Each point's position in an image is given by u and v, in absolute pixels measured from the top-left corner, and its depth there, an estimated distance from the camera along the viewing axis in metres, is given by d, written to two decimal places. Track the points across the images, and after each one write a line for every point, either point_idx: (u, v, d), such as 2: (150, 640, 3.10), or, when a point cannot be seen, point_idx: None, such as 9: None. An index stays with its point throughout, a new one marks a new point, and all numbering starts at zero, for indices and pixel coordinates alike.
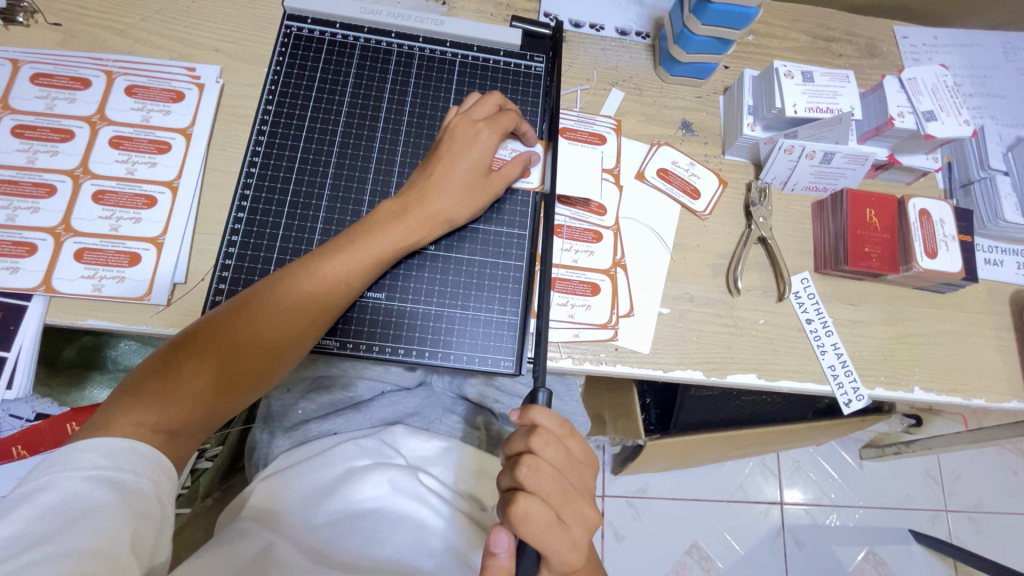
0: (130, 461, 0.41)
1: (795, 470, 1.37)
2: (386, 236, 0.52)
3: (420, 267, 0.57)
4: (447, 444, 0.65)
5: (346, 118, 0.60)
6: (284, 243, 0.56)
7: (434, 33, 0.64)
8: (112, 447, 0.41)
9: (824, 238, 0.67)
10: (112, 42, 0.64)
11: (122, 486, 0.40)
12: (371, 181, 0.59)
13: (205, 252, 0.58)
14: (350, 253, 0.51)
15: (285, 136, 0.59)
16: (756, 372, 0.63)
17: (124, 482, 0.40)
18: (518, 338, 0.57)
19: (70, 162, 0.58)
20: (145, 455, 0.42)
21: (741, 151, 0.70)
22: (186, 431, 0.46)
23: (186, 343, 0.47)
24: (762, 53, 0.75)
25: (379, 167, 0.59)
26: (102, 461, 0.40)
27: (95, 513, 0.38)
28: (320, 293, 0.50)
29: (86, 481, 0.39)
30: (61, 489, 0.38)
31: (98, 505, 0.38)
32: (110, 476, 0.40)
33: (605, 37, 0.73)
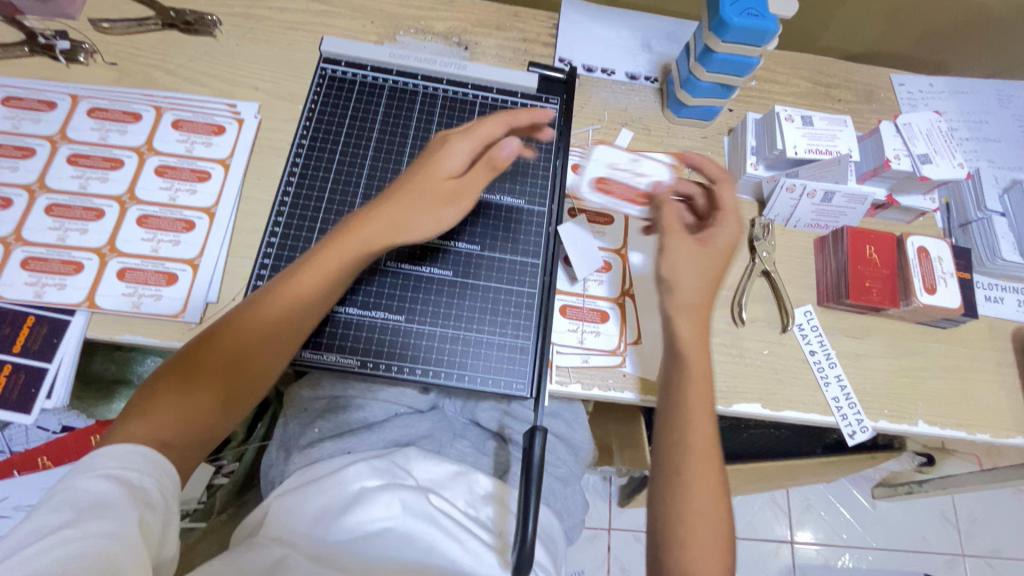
0: (134, 461, 0.41)
1: (805, 508, 1.36)
2: (351, 243, 0.52)
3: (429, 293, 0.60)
4: (460, 467, 0.67)
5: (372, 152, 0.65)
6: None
7: (457, 75, 0.69)
8: (116, 450, 0.41)
9: (826, 273, 0.70)
10: (162, 80, 0.70)
11: (130, 481, 0.40)
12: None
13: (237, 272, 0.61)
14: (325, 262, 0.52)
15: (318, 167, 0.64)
16: (760, 402, 0.65)
17: (132, 479, 0.40)
18: (532, 362, 0.59)
19: (118, 189, 0.63)
20: (148, 456, 0.42)
21: (745, 188, 0.73)
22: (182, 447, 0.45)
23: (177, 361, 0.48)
24: (764, 98, 0.79)
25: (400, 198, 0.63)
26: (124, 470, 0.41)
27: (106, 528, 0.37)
28: (304, 300, 0.51)
29: (93, 478, 0.39)
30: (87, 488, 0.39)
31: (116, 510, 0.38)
32: (117, 473, 0.40)
33: (616, 81, 0.78)
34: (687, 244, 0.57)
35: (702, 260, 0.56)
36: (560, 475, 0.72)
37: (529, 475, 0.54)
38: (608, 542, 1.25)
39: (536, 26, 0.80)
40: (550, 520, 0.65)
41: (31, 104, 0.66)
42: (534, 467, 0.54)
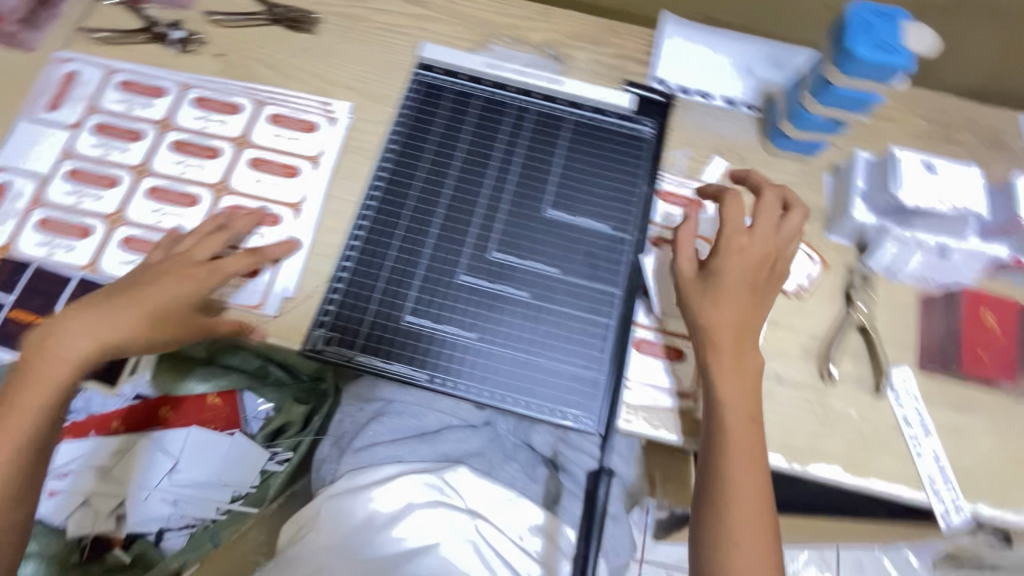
0: None
1: (857, 571, 1.26)
2: (146, 305, 0.53)
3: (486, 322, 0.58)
4: (507, 494, 0.67)
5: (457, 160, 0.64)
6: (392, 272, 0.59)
7: (552, 90, 0.67)
8: None
9: (931, 334, 0.64)
10: (263, 74, 0.71)
11: None
12: (476, 225, 0.62)
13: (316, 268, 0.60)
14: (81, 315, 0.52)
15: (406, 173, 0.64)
16: (843, 467, 0.59)
17: None
18: (602, 398, 0.57)
19: (213, 178, 0.65)
20: None
21: (846, 233, 0.68)
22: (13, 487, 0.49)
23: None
24: (875, 135, 0.73)
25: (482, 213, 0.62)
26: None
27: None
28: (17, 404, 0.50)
29: None
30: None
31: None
32: None
33: (713, 106, 0.74)
34: (737, 267, 0.56)
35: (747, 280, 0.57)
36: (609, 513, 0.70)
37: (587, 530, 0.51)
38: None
39: (633, 42, 0.77)
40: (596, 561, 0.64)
41: (143, 89, 0.69)
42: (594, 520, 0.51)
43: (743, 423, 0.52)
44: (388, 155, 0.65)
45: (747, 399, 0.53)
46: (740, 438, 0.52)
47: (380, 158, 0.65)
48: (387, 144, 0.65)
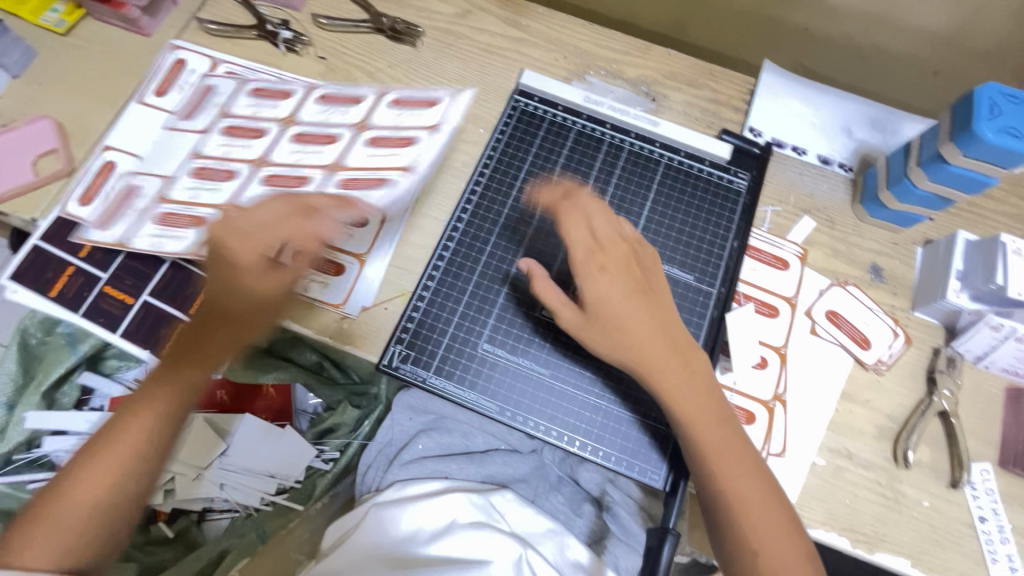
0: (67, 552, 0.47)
1: None
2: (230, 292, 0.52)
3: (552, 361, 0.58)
4: (553, 526, 0.68)
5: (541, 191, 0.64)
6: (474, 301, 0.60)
7: (648, 131, 0.67)
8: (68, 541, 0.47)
9: (1017, 433, 0.61)
10: (362, 82, 0.73)
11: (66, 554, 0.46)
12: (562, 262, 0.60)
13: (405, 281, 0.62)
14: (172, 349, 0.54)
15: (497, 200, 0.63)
16: (911, 559, 0.57)
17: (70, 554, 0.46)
18: (671, 452, 0.56)
19: (305, 179, 0.66)
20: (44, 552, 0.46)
21: (935, 312, 0.65)
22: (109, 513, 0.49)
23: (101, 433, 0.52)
24: (976, 214, 0.70)
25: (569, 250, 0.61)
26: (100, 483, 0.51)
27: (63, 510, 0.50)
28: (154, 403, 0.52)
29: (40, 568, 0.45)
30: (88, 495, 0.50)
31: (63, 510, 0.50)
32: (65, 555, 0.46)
33: (806, 162, 0.73)
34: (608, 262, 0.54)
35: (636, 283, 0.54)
36: None
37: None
38: None
39: (730, 88, 0.76)
40: None
41: (245, 84, 0.71)
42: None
43: (717, 434, 0.51)
44: (481, 179, 0.64)
45: (708, 414, 0.51)
46: (715, 448, 0.51)
47: (473, 181, 0.64)
48: (481, 167, 0.65)
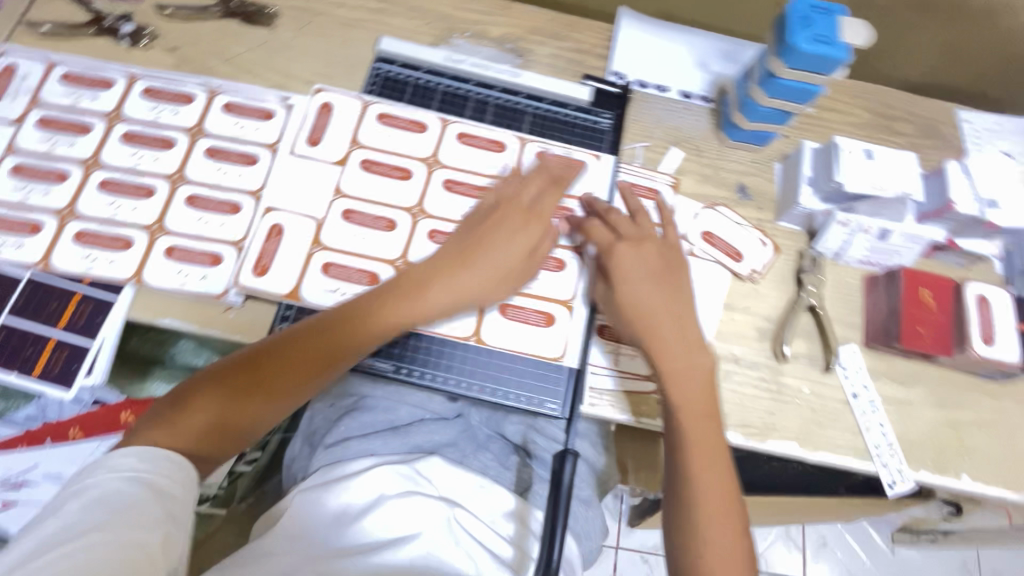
0: (162, 466, 0.44)
1: (821, 546, 1.32)
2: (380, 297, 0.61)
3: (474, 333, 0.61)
4: (481, 482, 0.66)
5: (437, 160, 0.67)
6: (380, 272, 0.62)
7: (511, 83, 0.71)
8: (148, 454, 0.44)
9: (874, 313, 0.68)
10: (219, 69, 0.70)
11: (153, 488, 0.42)
12: (453, 219, 0.65)
13: (297, 273, 0.61)
14: (392, 301, 0.55)
15: (381, 171, 0.66)
16: (797, 441, 0.63)
17: (153, 484, 0.42)
18: (564, 380, 0.61)
19: (168, 168, 0.64)
20: (173, 461, 0.44)
21: (795, 219, 0.71)
22: (208, 452, 0.48)
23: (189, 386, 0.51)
24: (822, 127, 0.77)
25: (461, 211, 0.65)
26: (139, 464, 0.43)
27: (128, 509, 0.39)
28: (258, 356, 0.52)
29: (121, 481, 0.41)
30: (99, 483, 0.41)
31: (142, 503, 0.40)
32: (146, 480, 0.42)
33: (669, 99, 0.77)
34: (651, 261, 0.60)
35: (660, 281, 0.59)
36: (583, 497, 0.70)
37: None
38: (615, 561, 1.23)
39: (591, 37, 0.79)
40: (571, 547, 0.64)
41: (89, 82, 0.67)
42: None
43: (700, 426, 0.54)
44: (357, 156, 0.66)
45: (699, 403, 0.55)
46: (699, 438, 0.54)
47: (349, 159, 0.66)
48: (357, 144, 0.66)
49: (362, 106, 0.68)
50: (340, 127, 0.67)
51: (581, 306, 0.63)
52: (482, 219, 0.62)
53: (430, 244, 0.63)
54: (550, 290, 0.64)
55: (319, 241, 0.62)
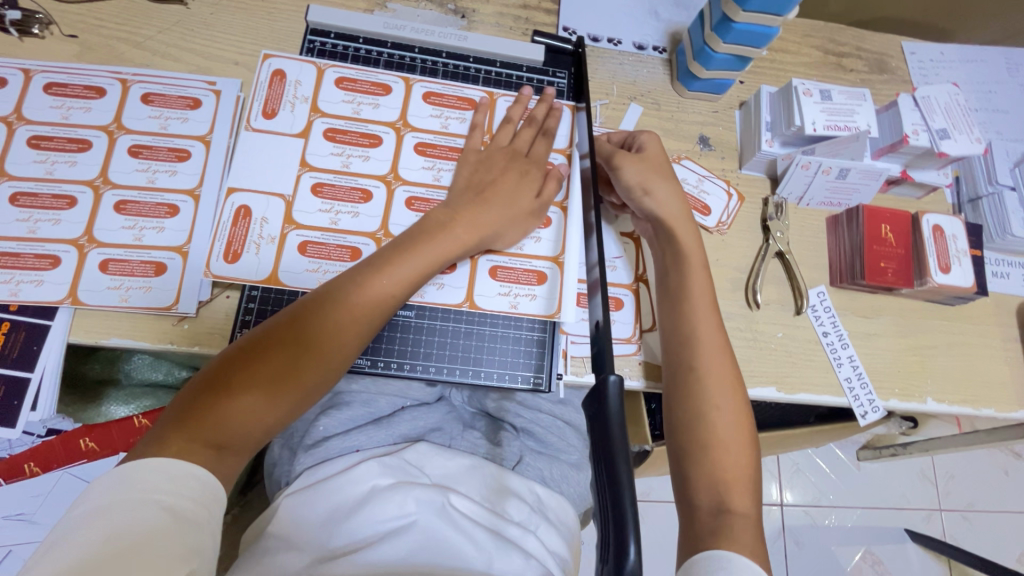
0: (189, 487, 0.42)
1: (795, 472, 1.40)
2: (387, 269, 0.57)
3: (467, 299, 0.59)
4: (471, 462, 0.65)
5: (406, 124, 0.62)
6: (361, 247, 0.58)
7: (458, 48, 0.67)
8: (172, 470, 0.42)
9: (839, 252, 0.69)
10: (130, 55, 0.63)
11: (179, 512, 0.40)
12: (429, 184, 0.61)
13: (272, 254, 0.56)
14: (397, 267, 0.53)
15: (349, 141, 0.61)
16: (775, 385, 0.64)
17: (181, 509, 0.41)
18: (545, 353, 0.60)
19: (89, 173, 0.57)
20: (202, 481, 0.43)
21: (758, 166, 0.71)
22: (234, 445, 0.46)
23: (199, 379, 0.48)
24: (776, 69, 0.76)
25: (439, 175, 0.61)
26: (167, 485, 0.41)
27: (151, 538, 0.38)
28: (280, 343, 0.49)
29: (148, 503, 0.40)
30: (128, 510, 0.39)
31: (163, 531, 0.39)
32: (171, 502, 0.40)
33: (623, 52, 0.74)
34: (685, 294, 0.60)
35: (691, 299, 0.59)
36: (570, 461, 0.72)
37: (602, 439, 0.35)
38: None
39: None
40: (564, 509, 0.66)
41: None
42: (612, 421, 0.35)
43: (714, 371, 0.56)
44: (319, 128, 0.61)
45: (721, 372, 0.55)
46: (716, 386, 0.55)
47: (312, 130, 0.61)
48: (318, 113, 0.61)
49: (318, 72, 0.63)
50: (297, 97, 0.61)
51: (572, 259, 0.61)
52: (481, 182, 0.59)
53: (410, 214, 0.60)
54: (536, 248, 0.61)
55: (290, 220, 0.57)
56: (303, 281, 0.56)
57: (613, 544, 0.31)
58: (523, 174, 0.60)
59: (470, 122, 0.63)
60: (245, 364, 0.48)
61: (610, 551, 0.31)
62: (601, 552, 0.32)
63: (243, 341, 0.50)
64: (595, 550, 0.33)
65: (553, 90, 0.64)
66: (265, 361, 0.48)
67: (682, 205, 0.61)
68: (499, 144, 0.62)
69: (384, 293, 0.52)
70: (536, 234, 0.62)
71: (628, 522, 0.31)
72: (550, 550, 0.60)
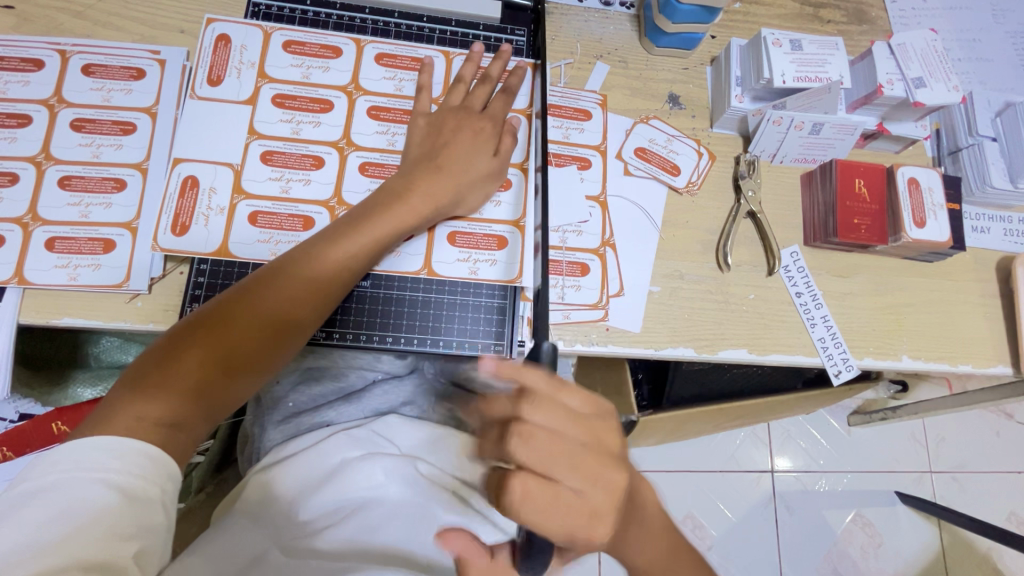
0: (139, 465, 0.39)
1: (785, 438, 1.41)
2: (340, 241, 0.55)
3: (425, 266, 0.58)
4: (438, 432, 0.65)
5: (357, 86, 0.60)
6: (313, 216, 0.56)
7: (411, 7, 0.64)
8: (120, 448, 0.39)
9: (813, 210, 0.67)
10: (70, 25, 0.60)
11: (128, 492, 0.38)
12: (384, 149, 0.59)
13: (222, 226, 0.55)
14: (357, 236, 0.52)
15: (298, 107, 0.59)
16: (747, 347, 0.63)
17: (131, 487, 0.38)
18: (507, 323, 0.59)
19: (30, 149, 0.56)
20: (154, 458, 0.40)
21: (729, 123, 0.68)
22: (189, 424, 0.44)
23: (143, 359, 0.45)
24: (749, 22, 0.73)
25: (393, 139, 0.60)
26: (112, 463, 0.38)
27: (96, 521, 0.36)
28: (235, 317, 0.47)
29: (93, 485, 0.37)
30: (70, 492, 0.36)
31: (111, 513, 0.37)
32: (116, 481, 0.38)
33: (589, 8, 0.71)
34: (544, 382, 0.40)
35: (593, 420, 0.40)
36: None
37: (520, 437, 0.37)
38: None
39: None
40: None
41: None
42: None
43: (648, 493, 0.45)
44: (268, 94, 0.59)
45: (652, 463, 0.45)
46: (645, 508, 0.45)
47: (260, 96, 0.59)
48: (265, 78, 0.59)
49: (264, 35, 0.60)
50: (241, 63, 0.59)
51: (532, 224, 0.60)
52: (434, 146, 0.57)
53: (364, 179, 0.58)
54: (494, 213, 0.60)
55: (239, 190, 0.56)
56: (255, 252, 0.55)
57: None
58: (479, 135, 0.58)
59: (417, 83, 0.61)
60: (198, 337, 0.46)
61: None
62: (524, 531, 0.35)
63: (192, 316, 0.47)
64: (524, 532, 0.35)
65: (509, 46, 0.62)
66: (217, 335, 0.46)
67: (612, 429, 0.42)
68: (450, 106, 0.59)
69: (342, 262, 0.51)
70: (496, 197, 0.60)
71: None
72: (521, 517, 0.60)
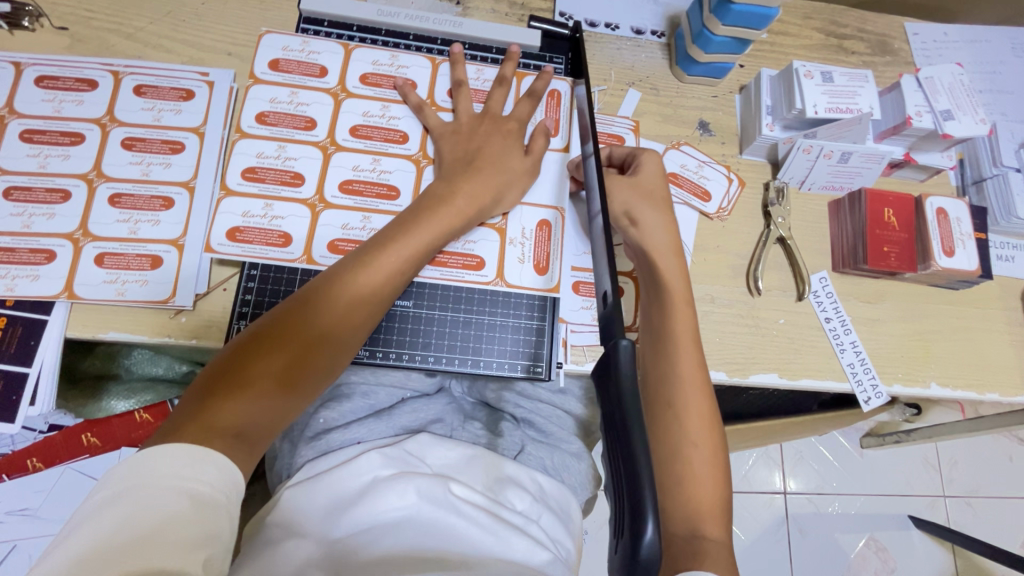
0: (207, 472, 0.39)
1: (798, 460, 1.40)
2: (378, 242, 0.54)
3: (498, 275, 0.60)
4: (472, 451, 0.64)
5: (413, 91, 0.63)
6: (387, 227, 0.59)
7: (453, 34, 0.66)
8: (192, 456, 0.39)
9: (842, 237, 0.68)
10: (122, 46, 0.62)
11: (197, 497, 0.37)
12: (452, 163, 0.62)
13: (304, 238, 0.57)
14: (399, 242, 0.52)
15: (370, 121, 0.61)
16: (777, 371, 0.64)
17: (200, 494, 0.38)
18: (546, 343, 0.59)
19: (82, 166, 0.57)
20: (219, 465, 0.40)
21: (758, 151, 0.70)
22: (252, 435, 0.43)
23: (246, 337, 0.47)
24: (776, 52, 0.75)
25: None
26: (183, 470, 0.38)
27: (167, 526, 0.35)
28: (292, 325, 0.47)
29: (164, 490, 0.37)
30: (139, 497, 0.36)
31: (177, 517, 0.36)
32: (187, 488, 0.37)
33: (621, 36, 0.73)
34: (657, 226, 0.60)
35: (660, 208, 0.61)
36: (572, 451, 0.71)
37: (616, 404, 0.32)
38: None
39: None
40: (566, 496, 0.65)
41: None
42: (627, 388, 0.32)
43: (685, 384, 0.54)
44: (325, 110, 0.61)
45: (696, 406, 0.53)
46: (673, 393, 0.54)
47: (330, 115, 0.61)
48: (342, 91, 0.62)
49: (345, 51, 0.63)
50: (292, 96, 0.61)
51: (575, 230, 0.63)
52: (468, 150, 0.59)
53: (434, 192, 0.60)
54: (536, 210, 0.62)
55: (320, 201, 0.58)
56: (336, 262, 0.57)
57: (629, 516, 0.28)
58: (507, 137, 0.60)
59: (452, 79, 0.64)
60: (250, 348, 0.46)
61: (626, 524, 0.29)
62: (617, 526, 0.30)
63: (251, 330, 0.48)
64: (609, 524, 0.30)
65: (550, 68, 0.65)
66: (279, 334, 0.47)
67: (670, 238, 0.60)
68: (490, 112, 0.62)
69: (389, 248, 0.52)
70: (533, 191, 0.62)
71: (647, 497, 0.28)
72: (553, 538, 0.59)
